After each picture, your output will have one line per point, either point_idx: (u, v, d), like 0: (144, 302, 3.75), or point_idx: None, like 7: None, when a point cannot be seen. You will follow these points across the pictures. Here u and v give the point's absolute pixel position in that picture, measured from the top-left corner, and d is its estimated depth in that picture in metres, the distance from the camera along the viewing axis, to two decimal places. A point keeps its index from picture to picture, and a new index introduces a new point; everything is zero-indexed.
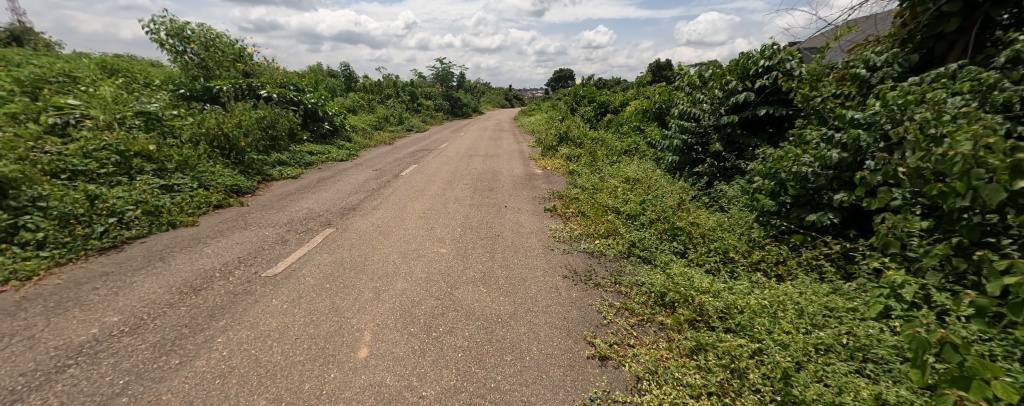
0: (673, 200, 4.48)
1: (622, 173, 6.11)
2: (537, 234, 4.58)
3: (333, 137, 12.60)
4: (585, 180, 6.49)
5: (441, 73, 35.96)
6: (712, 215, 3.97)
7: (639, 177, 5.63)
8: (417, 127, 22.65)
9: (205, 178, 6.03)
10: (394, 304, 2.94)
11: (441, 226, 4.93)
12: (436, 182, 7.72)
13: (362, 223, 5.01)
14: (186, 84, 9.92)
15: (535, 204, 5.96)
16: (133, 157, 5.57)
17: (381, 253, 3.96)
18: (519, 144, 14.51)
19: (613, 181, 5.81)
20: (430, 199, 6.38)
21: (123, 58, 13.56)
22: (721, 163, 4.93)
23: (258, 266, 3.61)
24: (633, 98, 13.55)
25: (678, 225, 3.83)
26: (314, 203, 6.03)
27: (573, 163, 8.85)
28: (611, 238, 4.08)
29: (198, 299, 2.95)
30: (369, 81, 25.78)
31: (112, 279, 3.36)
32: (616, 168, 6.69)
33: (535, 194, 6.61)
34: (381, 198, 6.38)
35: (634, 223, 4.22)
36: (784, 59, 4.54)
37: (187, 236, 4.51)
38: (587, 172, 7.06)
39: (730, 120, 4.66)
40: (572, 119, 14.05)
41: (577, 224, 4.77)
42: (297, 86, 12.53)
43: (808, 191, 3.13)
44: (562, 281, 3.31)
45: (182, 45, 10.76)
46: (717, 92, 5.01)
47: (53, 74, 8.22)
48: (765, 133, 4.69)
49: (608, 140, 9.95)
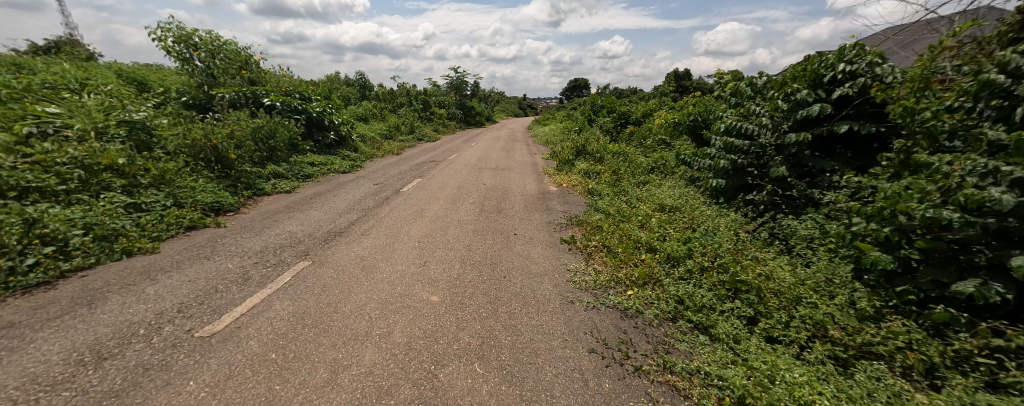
0: (727, 240, 3.56)
1: (653, 197, 5.22)
2: (552, 277, 3.71)
3: (338, 148, 12.06)
4: (608, 203, 5.61)
5: (455, 81, 35.69)
6: (788, 264, 3.06)
7: (676, 203, 4.72)
8: (428, 136, 22.12)
9: (182, 195, 5.41)
10: (353, 394, 2.10)
11: (436, 262, 4.12)
12: (440, 201, 6.96)
13: (344, 255, 4.22)
14: (189, 92, 9.55)
15: (549, 232, 5.10)
16: (101, 172, 4.98)
17: (357, 301, 3.15)
18: (533, 156, 13.71)
19: (643, 207, 4.93)
20: (431, 221, 5.60)
21: (137, 66, 13.50)
22: (784, 191, 4.00)
23: (198, 318, 2.84)
24: (657, 108, 12.61)
25: (742, 279, 2.91)
26: (299, 225, 5.31)
27: (592, 181, 7.98)
28: (648, 290, 3.18)
29: (94, 377, 2.17)
30: (383, 90, 25.56)
31: (9, 334, 2.63)
32: (644, 190, 5.80)
33: (550, 217, 5.78)
34: (374, 220, 5.64)
35: (678, 269, 3.31)
36: (872, 62, 3.67)
37: (137, 268, 3.79)
38: (611, 193, 6.18)
39: (799, 138, 3.75)
40: (588, 130, 13.14)
41: (601, 263, 3.90)
42: (304, 93, 12.10)
43: (950, 247, 2.24)
44: (588, 359, 2.41)
45: (188, 52, 10.43)
46: (780, 104, 4.10)
47: (59, 80, 7.93)
48: (842, 156, 3.73)
49: (630, 155, 9.02)
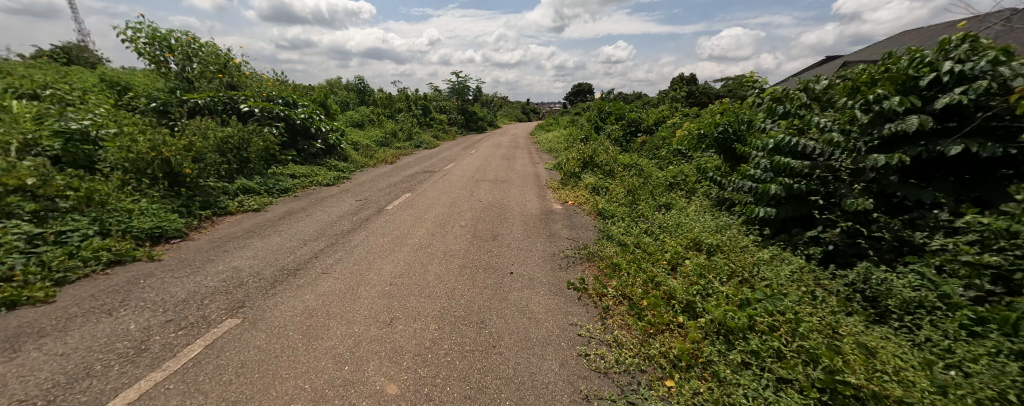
0: (798, 303, 2.58)
1: (680, 228, 4.28)
2: (558, 349, 2.72)
3: (326, 158, 11.21)
4: (624, 234, 4.67)
5: (456, 87, 34.95)
6: (906, 354, 2.08)
7: (713, 239, 3.75)
8: (426, 143, 21.27)
9: (111, 221, 4.51)
10: None
11: (406, 318, 3.15)
12: (427, 223, 6.03)
13: (287, 308, 3.26)
14: (159, 97, 8.75)
15: (552, 271, 4.15)
16: (8, 195, 4.10)
17: (277, 400, 2.18)
18: (535, 166, 12.82)
19: (670, 242, 3.97)
20: (410, 254, 4.66)
21: (116, 69, 12.75)
22: (865, 229, 3.02)
23: None
24: (669, 116, 11.70)
25: (844, 378, 1.91)
26: (249, 260, 4.37)
27: (601, 198, 7.06)
28: (699, 386, 2.19)
29: None
30: (381, 95, 24.80)
31: None
32: (666, 216, 4.85)
33: (554, 248, 4.85)
34: (343, 252, 4.70)
35: (739, 351, 2.32)
36: (996, 59, 2.64)
37: (6, 331, 2.85)
38: (625, 218, 5.24)
39: (881, 160, 2.85)
40: (595, 139, 12.20)
41: (623, 327, 2.92)
42: (287, 99, 11.13)
43: None
44: None
45: (161, 54, 9.62)
46: (856, 113, 3.10)
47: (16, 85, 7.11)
48: (947, 184, 2.78)
49: (644, 168, 8.08)
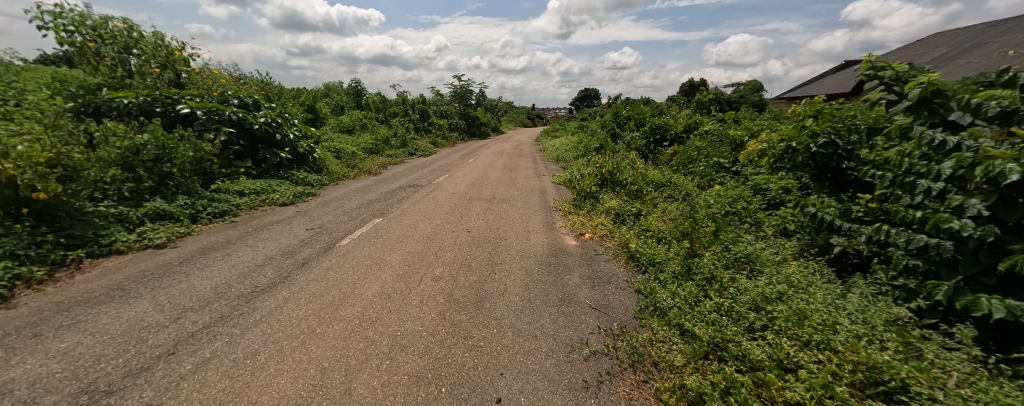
0: None
1: (804, 322, 2.44)
2: None
3: (294, 169, 9.52)
4: (690, 319, 2.85)
5: (457, 90, 33.27)
6: None
7: (919, 378, 1.89)
8: (422, 150, 19.57)
9: None
10: None
11: None
12: (385, 274, 4.21)
13: None
14: (78, 96, 7.07)
15: (574, 399, 2.30)
16: None
17: None
18: (541, 180, 11.06)
19: (809, 369, 2.11)
20: (336, 346, 2.82)
21: (59, 63, 11.10)
22: None
23: None
24: (700, 122, 9.93)
25: None
26: (47, 363, 2.52)
27: (630, 234, 5.27)
28: None
29: None
30: (376, 98, 23.13)
31: None
32: (756, 284, 3.03)
33: (574, 334, 3.02)
34: (228, 337, 2.87)
35: None
36: None
37: None
38: (682, 281, 3.44)
39: None
40: (610, 149, 10.40)
41: None
42: (245, 100, 9.15)
43: None
44: None
45: (87, 43, 7.86)
46: None
47: None
48: None
49: (682, 191, 6.30)
